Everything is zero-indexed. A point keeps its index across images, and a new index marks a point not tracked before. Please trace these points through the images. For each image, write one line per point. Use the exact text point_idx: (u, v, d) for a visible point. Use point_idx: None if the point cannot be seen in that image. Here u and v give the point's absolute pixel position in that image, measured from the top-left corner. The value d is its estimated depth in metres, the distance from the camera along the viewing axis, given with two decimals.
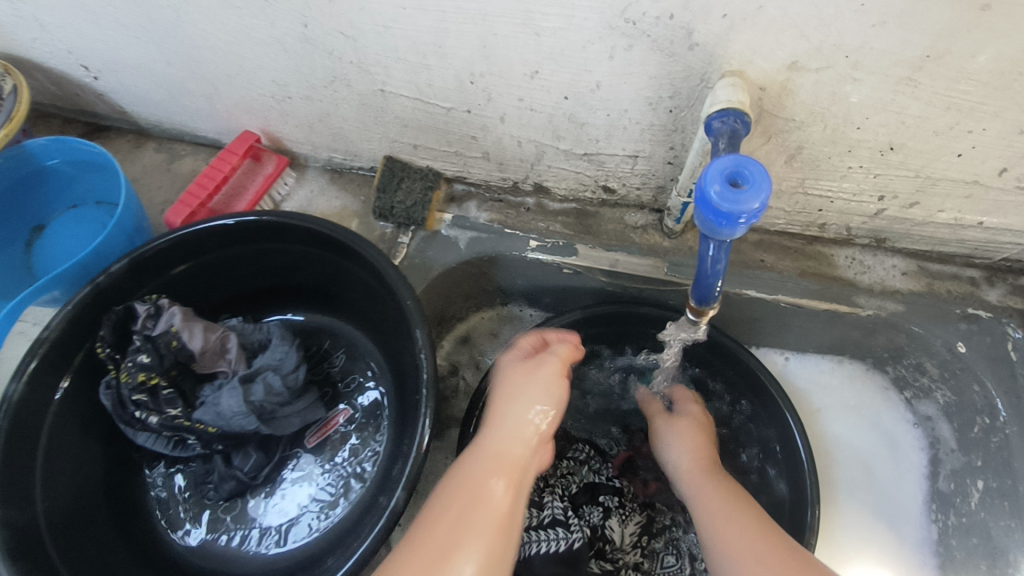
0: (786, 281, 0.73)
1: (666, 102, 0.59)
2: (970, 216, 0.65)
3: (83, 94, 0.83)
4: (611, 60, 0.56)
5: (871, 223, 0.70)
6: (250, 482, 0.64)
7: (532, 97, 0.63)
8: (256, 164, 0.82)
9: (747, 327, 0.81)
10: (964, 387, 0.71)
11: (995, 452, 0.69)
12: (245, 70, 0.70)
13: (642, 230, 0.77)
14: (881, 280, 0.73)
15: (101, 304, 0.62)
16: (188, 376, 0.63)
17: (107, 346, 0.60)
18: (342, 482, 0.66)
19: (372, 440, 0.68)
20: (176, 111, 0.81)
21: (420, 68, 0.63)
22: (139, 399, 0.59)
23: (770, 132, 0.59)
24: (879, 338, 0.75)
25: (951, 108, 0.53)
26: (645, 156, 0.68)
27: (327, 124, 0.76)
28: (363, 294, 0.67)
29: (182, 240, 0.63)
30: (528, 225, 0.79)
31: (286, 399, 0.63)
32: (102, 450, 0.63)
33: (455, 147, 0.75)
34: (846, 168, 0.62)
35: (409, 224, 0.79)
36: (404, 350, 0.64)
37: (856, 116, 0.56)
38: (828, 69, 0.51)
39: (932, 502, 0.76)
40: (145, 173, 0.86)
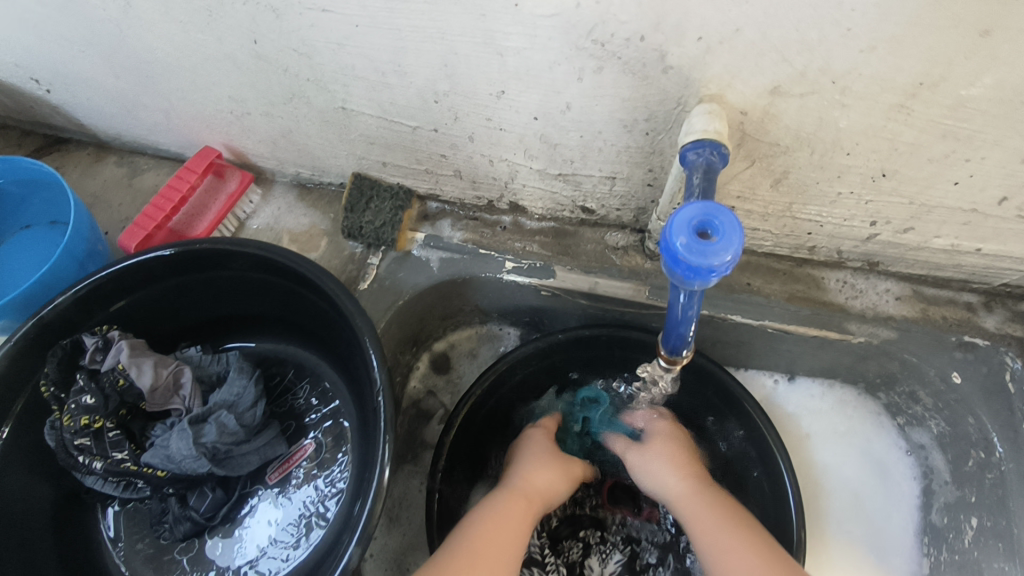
0: (774, 306, 0.69)
1: (641, 125, 0.55)
2: (968, 243, 0.61)
3: (38, 107, 0.80)
4: (580, 81, 0.52)
5: (863, 247, 0.66)
6: (206, 522, 0.61)
7: (501, 117, 0.59)
8: (219, 181, 0.78)
9: (734, 351, 0.78)
10: (958, 419, 0.68)
11: (989, 489, 0.66)
12: (200, 85, 0.66)
13: (623, 251, 0.73)
14: (874, 305, 0.69)
15: (43, 341, 0.58)
16: (138, 416, 0.61)
17: (51, 385, 0.57)
18: (303, 522, 0.63)
19: (336, 476, 0.64)
20: (134, 125, 0.77)
21: (380, 86, 0.59)
22: (83, 443, 0.56)
23: (754, 156, 0.55)
24: (871, 364, 0.72)
25: (947, 136, 0.48)
26: (623, 177, 0.64)
27: (291, 140, 0.72)
28: (324, 324, 0.64)
29: (128, 271, 0.59)
30: (503, 245, 0.75)
31: (242, 437, 0.60)
32: (51, 491, 0.60)
33: (425, 165, 0.71)
34: (835, 193, 0.58)
35: (379, 245, 0.75)
36: (365, 385, 0.61)
37: (845, 142, 0.52)
38: (813, 95, 0.47)
39: (924, 535, 0.73)
40: (105, 188, 0.82)
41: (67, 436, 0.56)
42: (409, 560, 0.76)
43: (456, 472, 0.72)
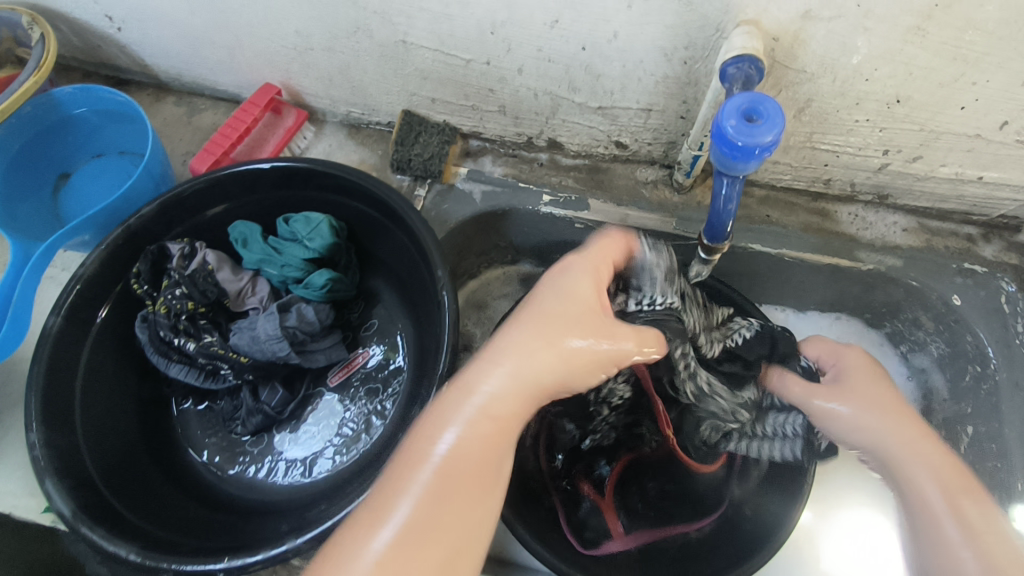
0: (791, 235, 0.76)
1: (681, 53, 0.61)
2: (971, 172, 0.67)
3: (105, 47, 0.85)
4: (629, 9, 0.57)
5: (874, 179, 0.72)
6: (276, 416, 0.67)
7: (550, 48, 0.65)
8: (276, 117, 0.84)
9: (751, 283, 0.84)
10: (958, 339, 0.74)
11: (984, 398, 0.72)
12: (268, 20, 0.71)
13: (653, 186, 0.80)
14: (882, 236, 0.76)
15: (135, 244, 0.65)
16: (221, 313, 0.66)
17: (144, 283, 0.64)
18: (364, 419, 0.69)
19: (393, 381, 0.70)
20: (197, 63, 0.83)
21: (442, 17, 0.64)
22: (179, 327, 0.62)
23: (782, 83, 0.62)
24: (878, 292, 0.78)
25: (957, 59, 0.55)
26: (659, 110, 0.70)
27: (347, 77, 0.78)
28: (386, 242, 0.70)
29: (213, 183, 0.66)
30: (541, 179, 0.81)
31: (317, 332, 0.66)
32: (136, 382, 0.66)
33: (472, 101, 0.76)
34: (853, 121, 0.65)
35: (426, 177, 0.81)
36: (425, 294, 0.67)
37: (866, 67, 0.58)
38: (840, 18, 0.53)
39: None
40: (166, 125, 0.88)
41: (164, 321, 0.61)
42: None
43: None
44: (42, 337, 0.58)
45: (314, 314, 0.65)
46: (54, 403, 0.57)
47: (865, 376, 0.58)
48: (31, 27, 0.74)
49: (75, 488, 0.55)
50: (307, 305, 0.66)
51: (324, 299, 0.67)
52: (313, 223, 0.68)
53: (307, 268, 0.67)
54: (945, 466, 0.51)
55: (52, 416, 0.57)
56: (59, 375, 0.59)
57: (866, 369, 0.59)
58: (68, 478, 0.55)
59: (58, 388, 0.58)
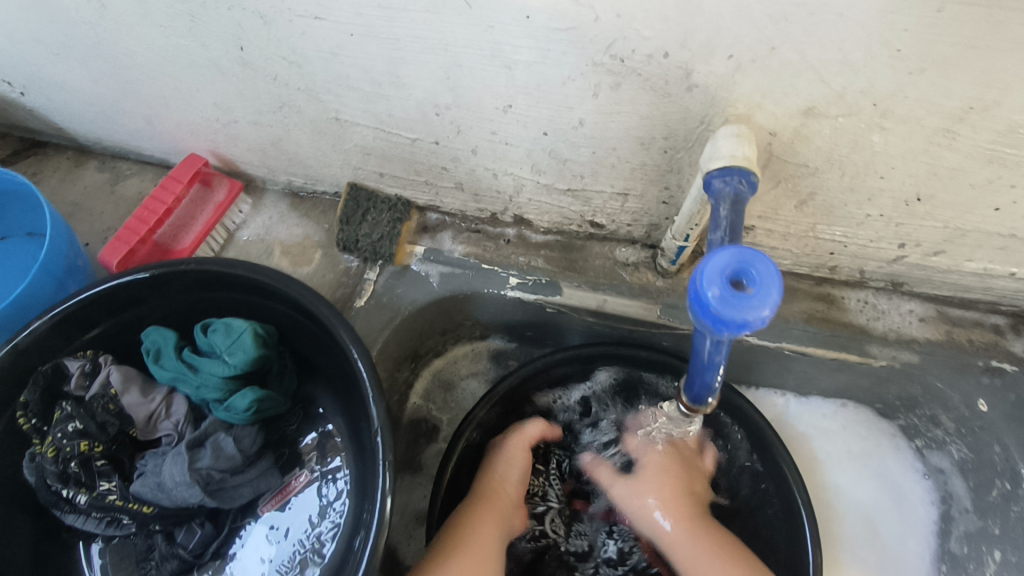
0: (792, 327, 0.66)
1: (659, 143, 0.51)
2: (1002, 267, 0.58)
3: (12, 109, 0.75)
4: (595, 98, 0.48)
5: (887, 269, 0.63)
6: (194, 561, 0.57)
7: (506, 132, 0.55)
8: (206, 189, 0.74)
9: (746, 370, 0.74)
10: (982, 446, 0.65)
11: (1015, 522, 0.63)
12: (182, 92, 0.62)
13: (634, 268, 0.70)
14: (896, 327, 0.66)
15: (21, 367, 0.55)
16: (127, 445, 0.57)
17: (32, 417, 0.55)
18: (297, 560, 0.59)
19: (332, 512, 0.60)
20: (114, 129, 0.73)
21: (377, 97, 0.54)
22: (71, 474, 0.53)
23: (780, 177, 0.52)
24: (891, 386, 0.68)
25: (993, 162, 0.45)
26: (637, 194, 0.60)
27: (282, 149, 0.68)
28: (317, 349, 0.61)
29: (110, 293, 0.56)
30: (507, 260, 0.71)
31: (239, 465, 0.56)
32: (31, 523, 0.57)
33: (424, 176, 0.67)
34: (864, 215, 0.55)
35: (376, 259, 0.71)
36: (360, 412, 0.58)
37: (881, 165, 0.48)
38: (851, 117, 0.43)
39: (942, 563, 0.70)
40: (86, 195, 0.78)
41: (53, 468, 0.53)
42: None
43: (455, 512, 0.69)
44: None
45: (233, 447, 0.55)
46: None
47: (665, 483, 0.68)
48: None
49: None
50: (228, 435, 0.56)
51: (249, 422, 0.57)
52: (234, 333, 0.58)
53: (228, 387, 0.57)
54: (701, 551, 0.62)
55: None
56: None
57: (675, 472, 0.69)
58: None
59: None
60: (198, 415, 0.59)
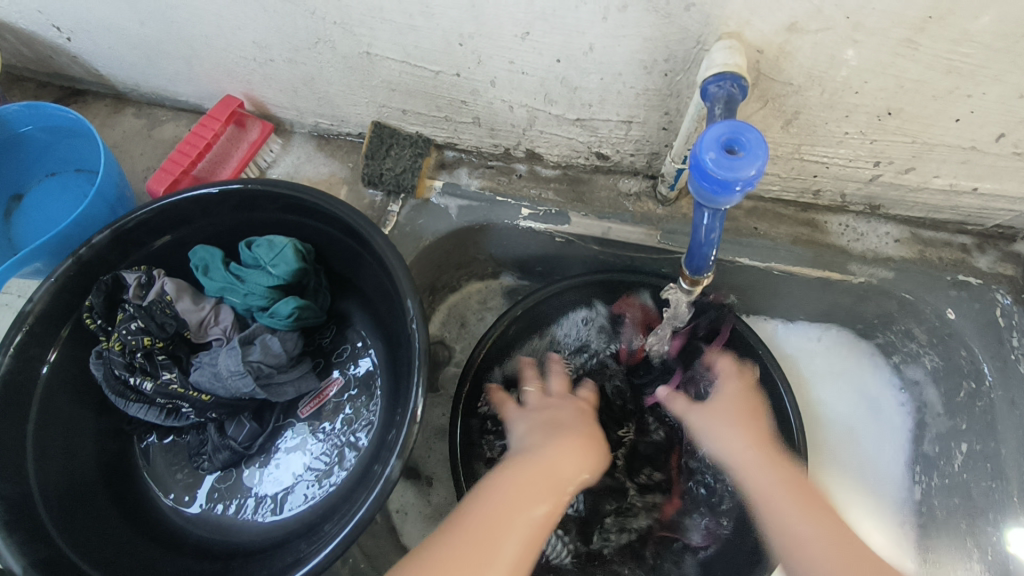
0: (779, 248, 0.73)
1: (660, 65, 0.57)
2: (966, 183, 0.64)
3: (56, 57, 0.80)
4: (604, 20, 0.54)
5: (865, 190, 0.69)
6: (244, 452, 0.64)
7: (523, 60, 0.61)
8: (240, 130, 0.80)
9: (738, 295, 0.81)
10: (951, 353, 0.72)
11: (979, 416, 0.70)
12: (223, 30, 0.67)
13: (635, 198, 0.76)
14: (874, 248, 0.73)
15: (85, 275, 0.61)
16: (182, 346, 0.64)
17: (97, 317, 0.61)
18: (336, 452, 0.66)
19: (366, 410, 0.67)
20: (154, 74, 0.78)
21: (406, 28, 0.60)
22: (137, 364, 0.59)
23: (767, 96, 0.58)
24: (870, 303, 0.75)
25: (952, 72, 0.51)
26: (639, 121, 0.66)
27: (313, 88, 0.74)
28: (350, 262, 0.67)
29: (164, 210, 0.63)
30: (519, 192, 0.78)
31: (284, 363, 0.63)
32: (94, 421, 0.63)
33: (444, 112, 0.73)
34: (843, 133, 0.61)
35: (399, 192, 0.77)
36: (393, 314, 0.65)
37: (855, 80, 0.54)
38: (827, 30, 0.50)
39: (916, 465, 0.78)
40: (126, 139, 0.83)
41: (120, 359, 0.58)
42: (433, 490, 0.80)
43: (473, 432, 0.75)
44: None
45: (280, 346, 0.62)
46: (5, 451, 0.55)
47: (739, 412, 0.67)
48: None
49: (26, 542, 0.53)
50: (273, 335, 0.63)
51: (292, 327, 0.64)
52: (277, 247, 0.64)
53: (272, 296, 0.64)
54: (784, 493, 0.55)
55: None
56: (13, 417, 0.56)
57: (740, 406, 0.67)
58: (21, 533, 0.53)
59: (10, 433, 0.56)
60: (244, 321, 0.66)
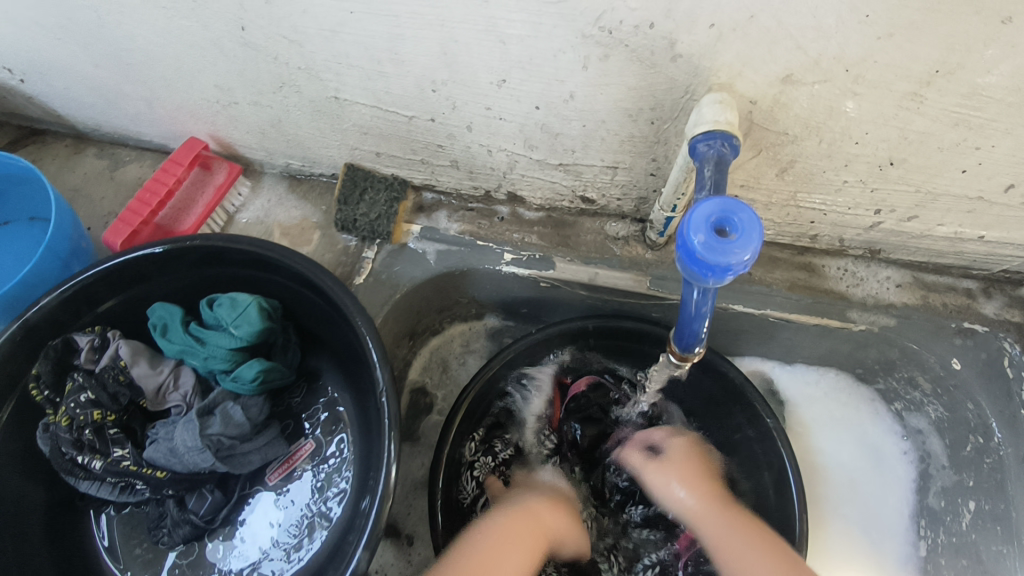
0: (775, 295, 0.69)
1: (647, 114, 0.54)
2: (971, 231, 0.61)
3: (10, 96, 0.76)
4: (585, 70, 0.50)
5: (865, 236, 0.66)
6: (206, 526, 0.60)
7: (501, 107, 0.57)
8: (206, 173, 0.76)
9: (732, 340, 0.77)
10: (957, 404, 0.68)
11: (988, 473, 0.66)
12: (182, 73, 0.63)
13: (623, 242, 0.72)
14: (875, 293, 0.69)
15: (31, 342, 0.57)
16: (137, 416, 0.60)
17: (44, 389, 0.56)
18: (305, 523, 0.61)
19: (338, 477, 0.63)
20: (114, 115, 0.74)
21: (375, 74, 0.57)
22: (85, 441, 0.55)
23: (761, 145, 0.54)
24: (871, 351, 0.72)
25: (959, 124, 0.48)
26: (626, 167, 0.63)
27: (281, 130, 0.70)
28: (320, 320, 0.63)
29: (115, 270, 0.58)
30: (501, 236, 0.74)
31: (248, 433, 0.59)
32: (43, 495, 0.59)
33: (420, 155, 0.69)
34: (841, 182, 0.58)
35: (374, 237, 0.73)
36: (363, 377, 0.60)
37: (855, 131, 0.51)
38: (825, 83, 0.46)
39: (920, 518, 0.74)
40: (86, 181, 0.79)
41: (67, 436, 0.54)
42: (414, 549, 0.76)
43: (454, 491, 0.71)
44: None
45: (242, 415, 0.58)
46: None
47: (691, 464, 0.70)
48: None
49: None
50: (235, 403, 0.58)
51: (257, 391, 0.60)
52: (240, 306, 0.60)
53: (235, 358, 0.59)
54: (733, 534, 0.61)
55: None
56: None
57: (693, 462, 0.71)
58: None
59: None
60: (206, 383, 0.62)
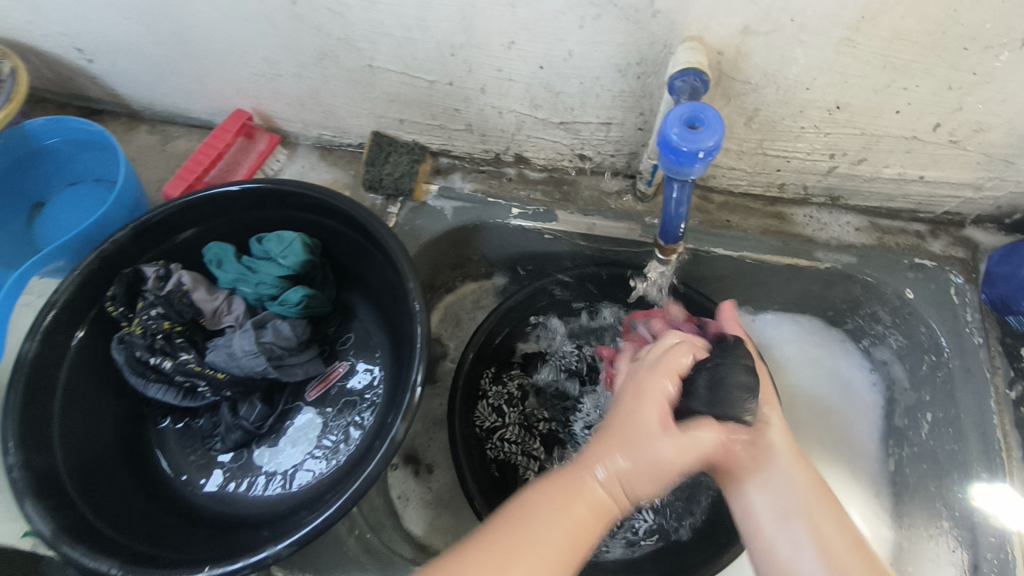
0: (751, 237, 0.79)
1: (634, 69, 0.64)
2: (912, 171, 0.71)
3: (77, 78, 0.86)
4: (581, 29, 0.61)
5: (825, 182, 0.76)
6: (256, 431, 0.68)
7: (510, 68, 0.68)
8: (249, 141, 0.86)
9: (717, 286, 0.87)
10: (913, 330, 0.77)
11: (940, 385, 0.75)
12: (237, 49, 0.74)
13: (617, 196, 0.83)
14: (837, 236, 0.79)
15: (108, 269, 0.67)
16: (198, 332, 0.69)
17: (119, 305, 0.66)
18: (341, 430, 0.71)
19: (370, 392, 0.72)
20: (169, 92, 0.85)
21: (404, 41, 0.67)
22: (156, 346, 0.64)
23: (729, 93, 0.65)
24: (837, 289, 0.81)
25: (887, 67, 0.59)
26: (617, 123, 0.73)
27: (317, 101, 0.80)
28: (358, 257, 0.72)
29: (184, 207, 0.68)
30: (510, 193, 0.84)
31: (294, 346, 0.68)
32: (113, 403, 0.68)
33: (439, 120, 0.79)
34: (799, 128, 0.68)
35: (398, 195, 0.83)
36: (396, 303, 0.69)
37: (805, 77, 0.61)
38: (776, 33, 0.57)
39: (888, 438, 0.83)
40: (140, 153, 0.89)
41: (141, 342, 0.64)
42: (434, 476, 0.84)
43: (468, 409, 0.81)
44: (19, 364, 0.60)
45: (290, 330, 0.67)
46: (36, 426, 0.60)
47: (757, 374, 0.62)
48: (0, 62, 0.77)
49: (53, 508, 0.57)
50: (283, 321, 0.68)
51: (300, 315, 0.69)
52: (287, 241, 0.69)
53: (282, 285, 0.69)
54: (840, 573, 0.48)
55: (27, 439, 0.58)
56: (40, 397, 0.61)
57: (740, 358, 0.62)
58: (50, 499, 0.57)
59: (37, 411, 0.60)
60: (255, 309, 0.71)
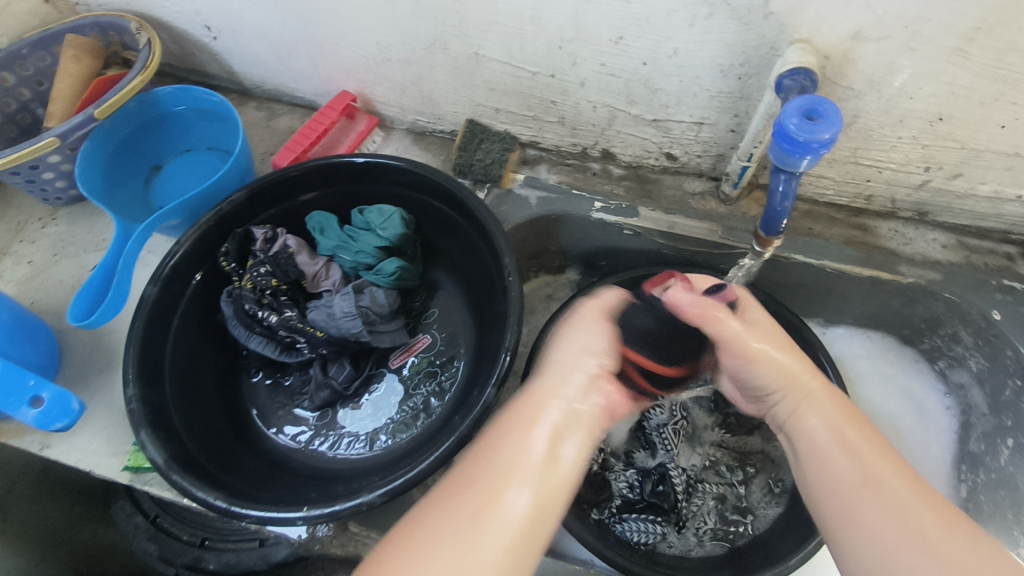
0: (833, 247, 0.79)
1: (736, 69, 0.66)
2: (1010, 190, 0.71)
3: (199, 54, 0.93)
4: (691, 27, 0.63)
5: (915, 196, 0.76)
6: (342, 392, 0.72)
7: (613, 63, 0.71)
8: (349, 122, 0.91)
9: (791, 294, 0.87)
10: (997, 352, 0.76)
11: None
12: (354, 33, 0.79)
13: (700, 197, 0.84)
14: (922, 251, 0.79)
15: (223, 226, 0.71)
16: (298, 293, 0.73)
17: (232, 261, 0.70)
18: (421, 400, 0.73)
19: (450, 366, 0.75)
20: (281, 71, 0.91)
21: (515, 32, 0.71)
22: (265, 303, 0.69)
23: (829, 99, 0.66)
24: (918, 306, 0.81)
25: (998, 79, 0.59)
26: (710, 123, 0.75)
27: (419, 87, 0.85)
28: (450, 233, 0.75)
29: (294, 173, 0.73)
30: (594, 187, 0.86)
31: (385, 313, 0.72)
32: (214, 353, 0.72)
33: (533, 112, 0.83)
34: (896, 138, 0.69)
35: (486, 181, 0.86)
36: (486, 280, 0.71)
37: (910, 86, 0.62)
38: (887, 39, 0.58)
39: (961, 463, 0.81)
40: (247, 127, 0.95)
41: (252, 296, 0.68)
42: None
43: None
44: (141, 303, 0.65)
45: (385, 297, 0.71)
46: (149, 361, 0.64)
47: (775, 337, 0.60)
48: (139, 33, 0.84)
49: (163, 438, 0.60)
50: (378, 288, 0.72)
51: (392, 285, 0.73)
52: (386, 214, 0.73)
53: (379, 255, 0.73)
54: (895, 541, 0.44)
55: (143, 373, 0.63)
56: (155, 334, 0.66)
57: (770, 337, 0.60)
58: (159, 430, 0.61)
59: (152, 347, 0.65)
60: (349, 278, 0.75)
